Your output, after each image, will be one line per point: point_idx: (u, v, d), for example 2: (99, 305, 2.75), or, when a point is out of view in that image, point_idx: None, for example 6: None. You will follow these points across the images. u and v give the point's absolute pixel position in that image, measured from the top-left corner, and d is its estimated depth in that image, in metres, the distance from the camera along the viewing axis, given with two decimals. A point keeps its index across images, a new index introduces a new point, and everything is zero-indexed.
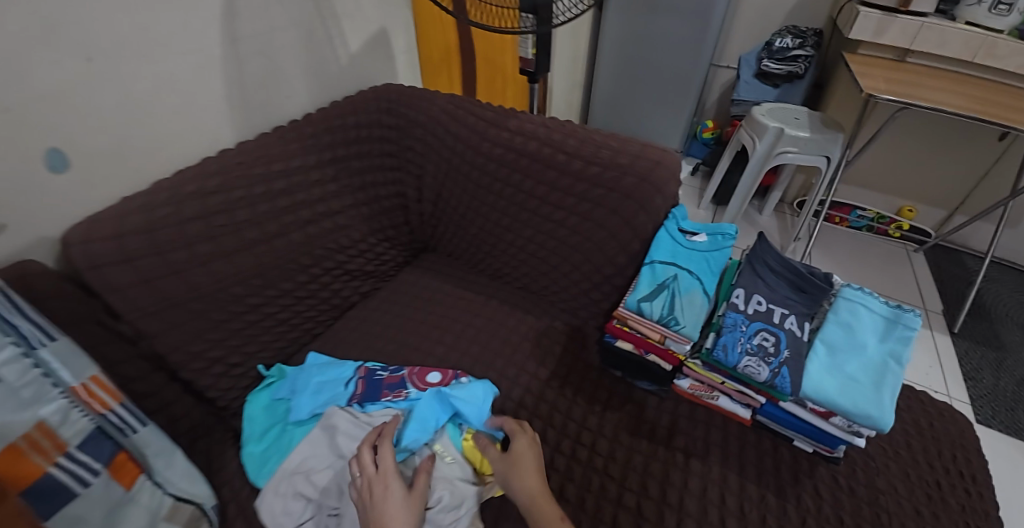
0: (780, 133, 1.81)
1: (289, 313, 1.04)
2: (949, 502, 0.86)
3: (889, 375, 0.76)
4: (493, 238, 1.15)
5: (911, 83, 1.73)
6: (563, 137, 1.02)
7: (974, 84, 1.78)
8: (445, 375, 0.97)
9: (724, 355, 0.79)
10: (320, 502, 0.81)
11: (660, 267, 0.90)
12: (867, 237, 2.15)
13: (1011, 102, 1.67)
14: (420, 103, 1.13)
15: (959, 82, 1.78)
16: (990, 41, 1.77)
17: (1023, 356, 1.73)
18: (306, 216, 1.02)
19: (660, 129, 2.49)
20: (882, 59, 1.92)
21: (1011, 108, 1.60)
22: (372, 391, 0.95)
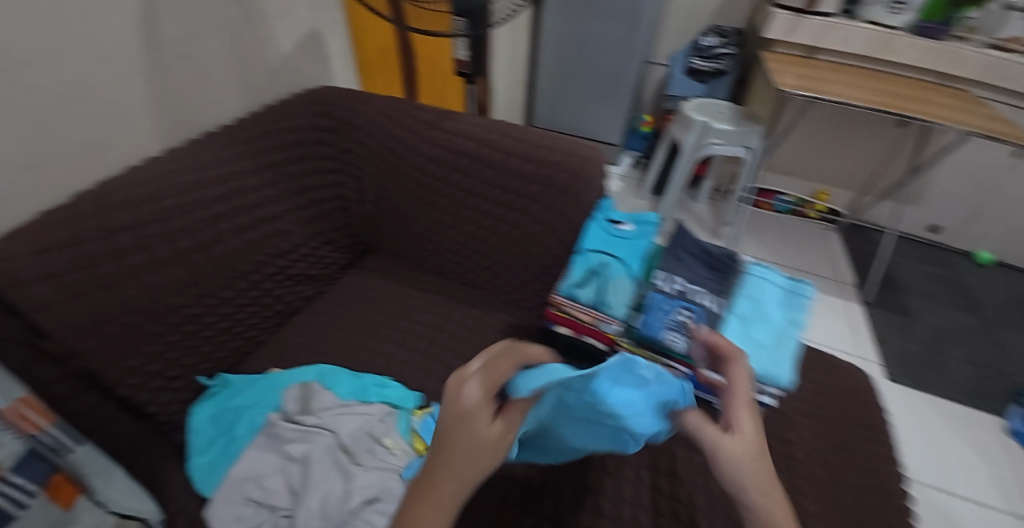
0: (707, 127, 1.94)
1: (229, 321, 1.03)
2: (853, 449, 1.00)
3: (785, 338, 0.87)
4: (435, 236, 1.18)
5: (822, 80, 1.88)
6: (499, 136, 1.07)
7: (878, 78, 1.97)
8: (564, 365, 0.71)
9: (647, 330, 0.86)
10: (271, 504, 0.82)
11: (592, 255, 0.97)
12: (790, 220, 2.32)
13: (907, 93, 1.86)
14: (357, 105, 1.15)
15: (866, 77, 1.96)
16: (889, 38, 1.96)
17: (924, 320, 1.97)
18: (243, 223, 1.01)
19: (598, 126, 2.59)
20: (792, 56, 2.10)
21: (906, 100, 1.79)
22: None
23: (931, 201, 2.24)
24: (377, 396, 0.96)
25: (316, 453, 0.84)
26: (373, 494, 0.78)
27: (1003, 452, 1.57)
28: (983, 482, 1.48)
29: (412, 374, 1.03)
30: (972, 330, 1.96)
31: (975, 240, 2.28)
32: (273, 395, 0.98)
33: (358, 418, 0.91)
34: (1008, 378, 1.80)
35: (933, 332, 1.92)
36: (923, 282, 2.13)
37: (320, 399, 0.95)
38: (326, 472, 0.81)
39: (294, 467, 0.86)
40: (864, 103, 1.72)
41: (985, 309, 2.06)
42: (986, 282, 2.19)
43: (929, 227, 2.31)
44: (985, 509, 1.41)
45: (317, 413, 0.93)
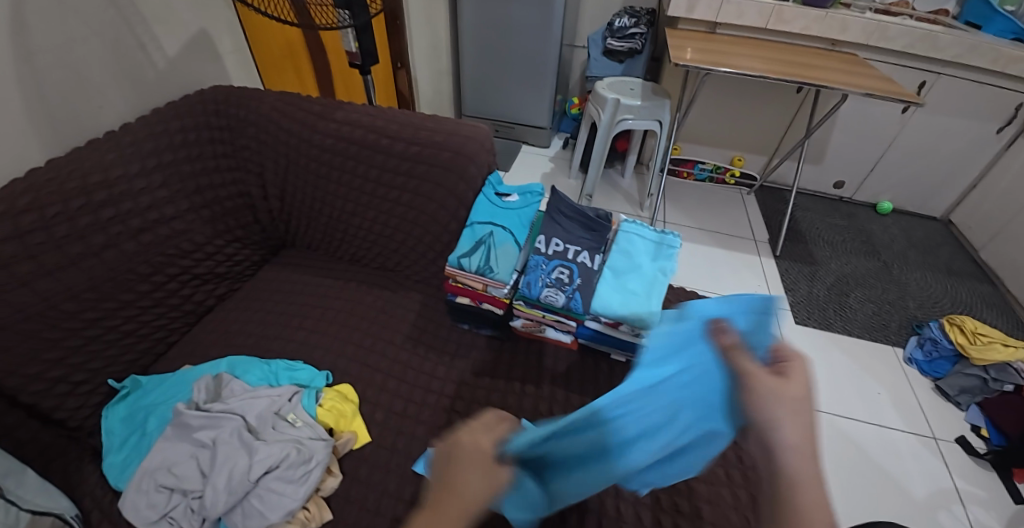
0: (618, 103, 2.00)
1: (135, 324, 1.05)
2: None
3: (656, 285, 0.99)
4: (343, 225, 1.23)
5: (723, 52, 1.93)
6: (385, 124, 1.17)
7: (776, 48, 2.03)
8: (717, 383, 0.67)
9: (529, 290, 1.01)
10: (183, 488, 0.84)
11: (478, 228, 1.09)
12: (711, 187, 2.51)
13: (801, 60, 1.94)
14: (250, 102, 1.20)
15: (765, 47, 2.02)
16: (777, 9, 2.05)
17: (829, 267, 2.14)
18: (136, 225, 1.03)
19: (528, 111, 2.51)
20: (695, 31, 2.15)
21: (802, 66, 1.85)
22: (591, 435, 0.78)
23: (832, 158, 2.41)
24: (286, 379, 1.02)
25: (223, 437, 0.87)
26: (272, 463, 0.83)
27: (895, 377, 1.76)
28: (877, 406, 1.66)
29: (323, 355, 1.07)
30: (873, 272, 2.14)
31: (875, 191, 2.48)
32: (185, 389, 1.00)
33: (266, 401, 0.94)
34: (904, 313, 1.98)
35: (837, 277, 2.10)
36: (829, 233, 2.31)
37: (230, 387, 0.97)
38: (233, 453, 0.85)
39: (205, 452, 0.87)
40: (761, 70, 1.77)
41: (884, 253, 2.24)
42: (885, 228, 2.39)
43: (835, 183, 2.49)
44: (877, 429, 1.60)
45: (225, 399, 0.94)
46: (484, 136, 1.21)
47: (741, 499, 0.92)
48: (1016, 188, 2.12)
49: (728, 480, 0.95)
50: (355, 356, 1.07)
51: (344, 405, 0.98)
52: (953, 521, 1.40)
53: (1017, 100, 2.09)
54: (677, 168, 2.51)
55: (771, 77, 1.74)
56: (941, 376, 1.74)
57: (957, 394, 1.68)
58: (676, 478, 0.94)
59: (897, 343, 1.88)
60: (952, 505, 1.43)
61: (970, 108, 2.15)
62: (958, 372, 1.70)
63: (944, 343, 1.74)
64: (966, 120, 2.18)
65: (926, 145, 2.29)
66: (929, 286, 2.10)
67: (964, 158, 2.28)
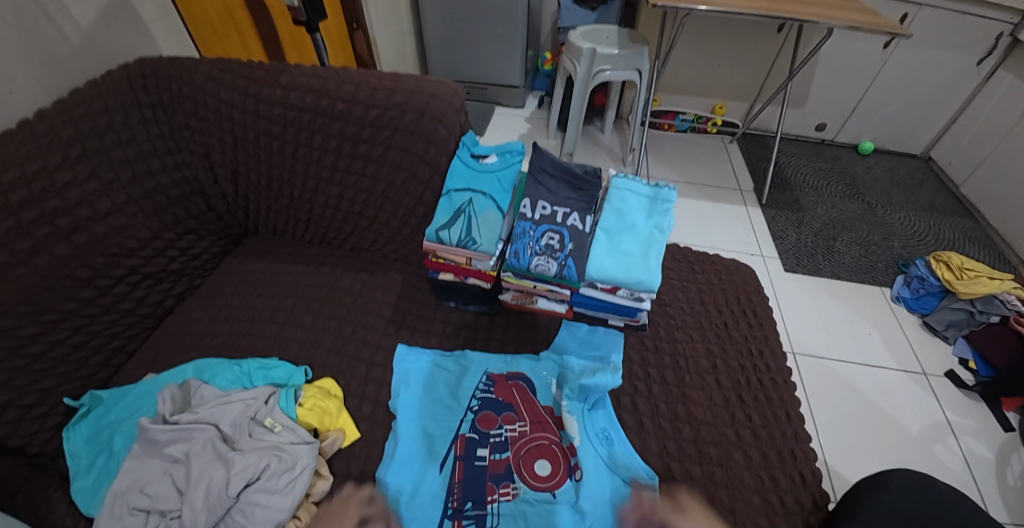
0: (593, 53, 1.88)
1: (85, 334, 0.95)
2: (735, 335, 1.10)
3: (654, 243, 0.92)
4: (307, 204, 1.13)
5: None
6: (338, 85, 1.05)
7: None
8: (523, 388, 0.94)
9: (517, 261, 0.93)
10: (159, 509, 0.75)
11: (456, 196, 1.00)
12: (693, 138, 2.43)
13: None
14: (183, 73, 1.06)
15: None
16: None
17: (815, 213, 2.10)
18: (67, 225, 0.91)
19: (499, 69, 2.36)
20: None
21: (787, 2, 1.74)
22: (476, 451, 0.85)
23: (814, 101, 2.35)
24: (261, 379, 0.93)
25: (195, 450, 0.79)
26: (252, 476, 0.76)
27: (884, 316, 1.75)
28: (870, 347, 1.64)
29: (300, 349, 0.99)
30: (858, 215, 2.12)
31: (857, 132, 2.43)
32: (150, 402, 0.90)
33: (240, 406, 0.86)
34: (890, 254, 1.96)
35: (824, 222, 2.07)
36: (813, 178, 2.27)
37: (199, 394, 0.88)
38: (207, 466, 0.77)
39: (179, 467, 0.79)
40: (747, 8, 1.65)
41: (868, 195, 2.21)
42: (867, 168, 2.36)
43: (817, 126, 2.43)
44: (870, 369, 1.58)
45: (196, 408, 0.86)
46: (452, 93, 1.10)
47: (753, 459, 0.90)
48: (993, 121, 2.09)
49: (738, 441, 0.92)
50: (335, 346, 0.99)
51: (327, 401, 0.90)
52: (949, 453, 1.39)
53: (996, 29, 2.02)
54: (657, 120, 2.42)
55: (758, 15, 1.62)
56: (929, 312, 1.73)
57: (944, 329, 1.68)
58: (686, 444, 0.90)
59: (884, 284, 1.86)
60: (945, 437, 1.43)
61: (951, 38, 2.08)
62: (945, 307, 1.68)
63: (931, 280, 1.73)
64: (947, 52, 2.12)
65: (908, 80, 2.22)
66: (912, 224, 2.08)
67: (943, 93, 2.22)
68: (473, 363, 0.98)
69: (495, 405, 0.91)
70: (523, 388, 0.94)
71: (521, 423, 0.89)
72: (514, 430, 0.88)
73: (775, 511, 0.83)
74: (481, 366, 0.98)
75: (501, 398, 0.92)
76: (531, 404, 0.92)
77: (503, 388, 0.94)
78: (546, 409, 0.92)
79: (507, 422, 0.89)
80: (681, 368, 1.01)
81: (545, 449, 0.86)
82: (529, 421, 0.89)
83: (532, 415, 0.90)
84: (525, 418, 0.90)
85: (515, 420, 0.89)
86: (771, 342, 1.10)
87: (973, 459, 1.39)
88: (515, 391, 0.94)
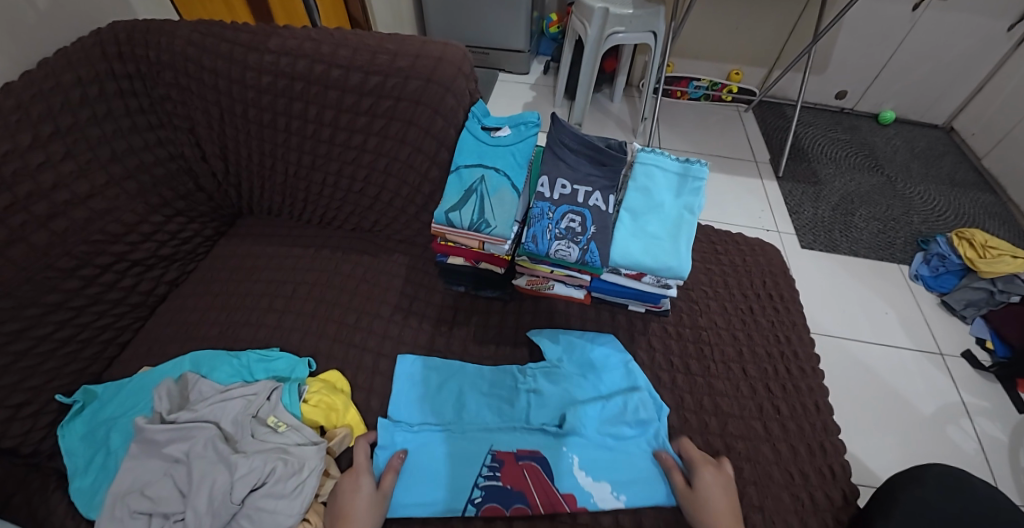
0: (606, 13, 1.74)
1: (73, 328, 0.89)
2: (761, 321, 1.05)
3: (684, 226, 0.85)
4: (303, 182, 1.05)
5: None
6: (332, 48, 0.95)
7: None
8: (529, 478, 0.77)
9: (535, 246, 0.85)
10: (161, 512, 0.71)
11: (466, 172, 0.91)
12: (706, 106, 2.31)
13: None
14: (160, 37, 0.95)
15: None
16: None
17: (833, 186, 2.02)
18: (44, 211, 0.84)
19: (503, 31, 2.20)
20: None
21: None
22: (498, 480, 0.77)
23: (836, 66, 2.22)
24: (262, 372, 0.88)
25: (196, 450, 0.74)
26: (257, 480, 0.71)
27: (900, 293, 1.67)
28: (886, 326, 1.56)
29: (302, 338, 0.93)
30: (878, 188, 2.03)
31: (877, 100, 2.31)
32: (145, 397, 0.85)
33: (243, 405, 0.81)
34: (909, 229, 1.87)
35: (842, 196, 1.98)
36: (832, 149, 2.17)
37: (198, 389, 0.83)
38: (209, 467, 0.73)
39: (180, 468, 0.75)
40: None
41: (888, 167, 2.12)
42: (888, 139, 2.25)
43: (837, 94, 2.32)
44: (886, 348, 1.51)
45: (194, 405, 0.81)
46: (460, 57, 1.00)
47: (782, 453, 0.85)
48: (1021, 91, 1.98)
49: (767, 434, 0.87)
50: (340, 336, 0.93)
51: (334, 397, 0.84)
52: (963, 435, 1.34)
53: None
54: (670, 87, 2.29)
55: None
56: (948, 291, 1.65)
57: (962, 308, 1.59)
58: (712, 438, 0.86)
59: (902, 260, 1.77)
60: (960, 419, 1.37)
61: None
62: (966, 286, 1.60)
63: (952, 258, 1.64)
64: (979, 16, 1.98)
65: (935, 46, 2.09)
66: (933, 199, 2.00)
67: (970, 60, 2.10)
68: (470, 449, 0.81)
69: (503, 496, 0.76)
70: (536, 470, 0.78)
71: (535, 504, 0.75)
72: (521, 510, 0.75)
73: (806, 508, 0.79)
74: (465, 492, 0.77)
75: (511, 489, 0.76)
76: (546, 489, 0.76)
77: (513, 476, 0.77)
78: (566, 496, 0.76)
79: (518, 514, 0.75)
80: (706, 357, 0.96)
81: (540, 478, 0.77)
82: (536, 483, 0.77)
83: (548, 507, 0.75)
84: (540, 503, 0.75)
85: (528, 507, 0.75)
86: (798, 328, 1.04)
87: (987, 441, 1.33)
88: (526, 474, 0.78)
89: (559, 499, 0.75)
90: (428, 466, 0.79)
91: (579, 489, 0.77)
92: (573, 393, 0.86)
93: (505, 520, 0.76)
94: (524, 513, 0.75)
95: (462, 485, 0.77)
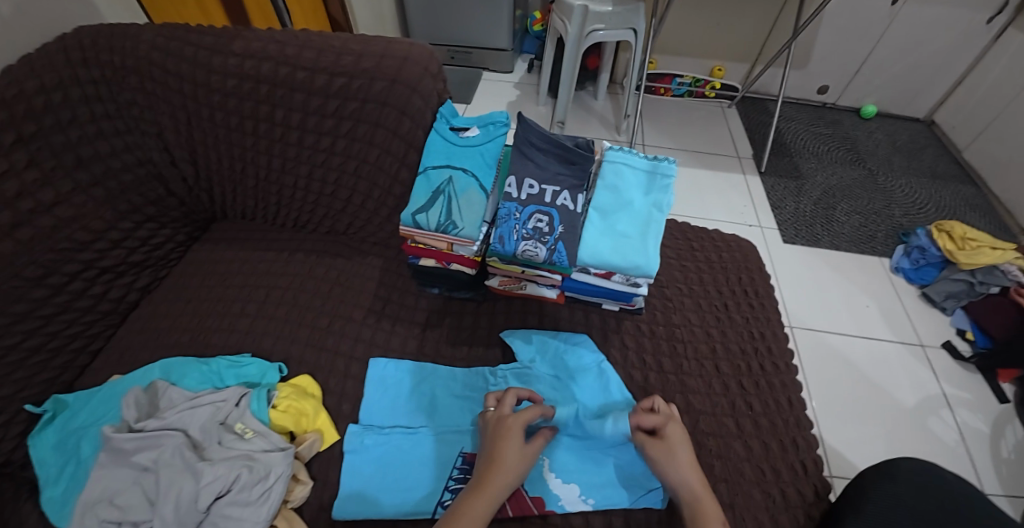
0: (585, 11, 1.74)
1: (41, 337, 0.88)
2: (735, 318, 1.05)
3: (652, 224, 0.85)
4: (274, 186, 1.04)
5: None
6: (297, 51, 0.94)
7: None
8: None
9: (502, 247, 0.84)
10: (130, 521, 0.70)
11: (434, 173, 0.90)
12: (690, 103, 2.31)
13: None
14: (124, 41, 0.95)
15: None
16: None
17: (815, 180, 2.03)
18: (8, 220, 0.83)
19: (485, 29, 2.19)
20: None
21: None
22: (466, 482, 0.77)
23: (818, 61, 2.23)
24: (232, 378, 0.87)
25: (164, 458, 0.73)
26: (222, 488, 0.71)
27: (881, 286, 1.68)
28: (866, 319, 1.57)
29: (274, 343, 0.93)
30: (859, 182, 2.04)
31: (859, 94, 2.32)
32: (115, 405, 0.84)
33: (212, 411, 0.80)
34: (890, 223, 1.89)
35: (823, 190, 1.99)
36: (814, 143, 2.18)
37: (167, 397, 0.82)
38: (177, 474, 0.72)
39: (148, 476, 0.74)
40: None
41: (870, 160, 2.13)
42: (869, 133, 2.27)
43: (819, 88, 2.33)
44: (867, 341, 1.52)
45: (163, 413, 0.80)
46: (428, 57, 0.99)
47: (754, 450, 0.86)
48: (999, 84, 2.00)
49: (739, 431, 0.88)
50: (311, 340, 0.93)
51: (303, 403, 0.83)
52: (943, 426, 1.35)
53: None
54: (653, 84, 2.30)
55: None
56: (928, 283, 1.66)
57: (942, 300, 1.60)
58: None
59: (883, 254, 1.78)
60: (939, 410, 1.38)
61: None
62: (945, 278, 1.61)
63: (932, 250, 1.66)
64: (955, 9, 1.99)
65: (914, 40, 2.10)
66: (913, 192, 2.01)
67: (949, 54, 2.11)
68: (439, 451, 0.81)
69: None
70: None
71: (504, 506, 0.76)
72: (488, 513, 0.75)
73: (777, 504, 0.80)
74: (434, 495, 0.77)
75: None
76: (516, 492, 0.77)
77: None
78: (536, 499, 0.76)
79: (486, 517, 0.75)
80: (679, 354, 0.96)
81: None
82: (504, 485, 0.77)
83: (517, 510, 0.75)
84: (508, 505, 0.76)
85: (496, 509, 0.75)
86: (772, 323, 1.05)
87: (967, 432, 1.35)
88: None
89: (529, 503, 0.76)
90: (403, 466, 0.80)
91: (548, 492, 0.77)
92: (546, 392, 0.87)
93: None
94: (493, 516, 0.75)
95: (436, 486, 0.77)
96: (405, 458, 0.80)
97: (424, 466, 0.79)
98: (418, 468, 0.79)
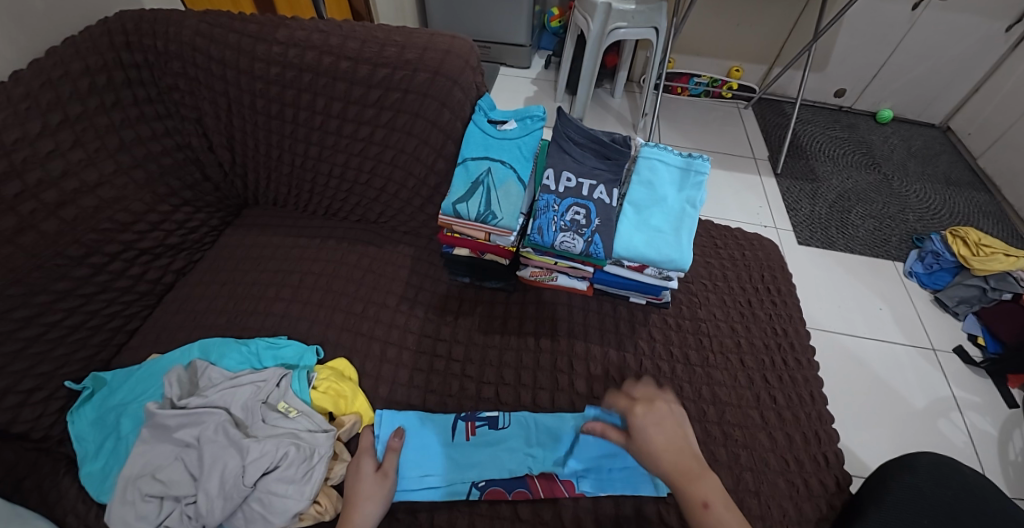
0: (608, 8, 1.74)
1: (82, 315, 0.90)
2: (759, 314, 1.07)
3: (685, 219, 0.87)
4: (309, 173, 1.06)
5: None
6: (341, 41, 0.96)
7: None
8: (528, 465, 0.80)
9: (541, 238, 0.86)
10: (174, 494, 0.72)
11: (473, 164, 0.92)
12: (707, 103, 2.33)
13: None
14: (168, 27, 0.96)
15: None
16: None
17: (831, 184, 2.04)
18: (53, 199, 0.85)
19: (505, 24, 2.20)
20: None
21: None
22: (496, 466, 0.80)
23: (835, 64, 2.24)
24: (271, 359, 0.89)
25: (207, 434, 0.75)
26: (270, 464, 0.73)
27: (893, 289, 1.69)
28: (881, 321, 1.59)
29: (310, 327, 0.95)
30: (874, 186, 2.05)
31: (876, 99, 2.33)
32: (153, 384, 0.86)
33: (253, 392, 0.82)
34: (905, 227, 1.90)
35: (839, 194, 2.00)
36: (830, 146, 2.19)
37: (207, 376, 0.84)
38: (220, 451, 0.74)
39: (191, 452, 0.76)
40: None
41: (885, 165, 2.14)
42: (885, 137, 2.27)
43: (836, 92, 2.33)
44: (879, 343, 1.53)
45: (204, 391, 0.82)
46: (467, 51, 1.01)
47: (779, 441, 0.88)
48: (1016, 93, 2.00)
49: (763, 423, 0.90)
50: (347, 325, 0.95)
51: (342, 385, 0.86)
52: (953, 428, 1.36)
53: None
54: (671, 83, 2.31)
55: None
56: (941, 287, 1.67)
57: (955, 305, 1.61)
58: (711, 426, 0.88)
59: (897, 257, 1.79)
60: (949, 412, 1.40)
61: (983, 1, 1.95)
62: (959, 283, 1.62)
63: (946, 256, 1.66)
64: (975, 17, 2.00)
65: (933, 46, 2.11)
66: (928, 198, 2.02)
67: (967, 61, 2.12)
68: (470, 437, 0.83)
69: (505, 480, 0.79)
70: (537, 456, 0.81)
71: (534, 489, 0.78)
72: (521, 494, 0.78)
73: (800, 493, 0.82)
74: (467, 477, 0.79)
75: (511, 473, 0.79)
76: (547, 476, 0.80)
77: (513, 463, 0.80)
78: (566, 482, 0.79)
79: (518, 497, 0.78)
80: (705, 347, 0.98)
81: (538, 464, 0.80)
82: (535, 469, 0.80)
83: (547, 491, 0.78)
84: (538, 488, 0.79)
85: (528, 491, 0.79)
86: (794, 321, 1.07)
87: (976, 434, 1.36)
88: (527, 460, 0.81)
89: (558, 485, 0.79)
90: (425, 452, 0.81)
91: (577, 475, 0.80)
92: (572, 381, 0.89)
93: (509, 502, 0.78)
94: (525, 497, 0.78)
95: (464, 471, 0.79)
96: (424, 443, 0.82)
97: (447, 456, 0.81)
98: (443, 453, 0.81)
